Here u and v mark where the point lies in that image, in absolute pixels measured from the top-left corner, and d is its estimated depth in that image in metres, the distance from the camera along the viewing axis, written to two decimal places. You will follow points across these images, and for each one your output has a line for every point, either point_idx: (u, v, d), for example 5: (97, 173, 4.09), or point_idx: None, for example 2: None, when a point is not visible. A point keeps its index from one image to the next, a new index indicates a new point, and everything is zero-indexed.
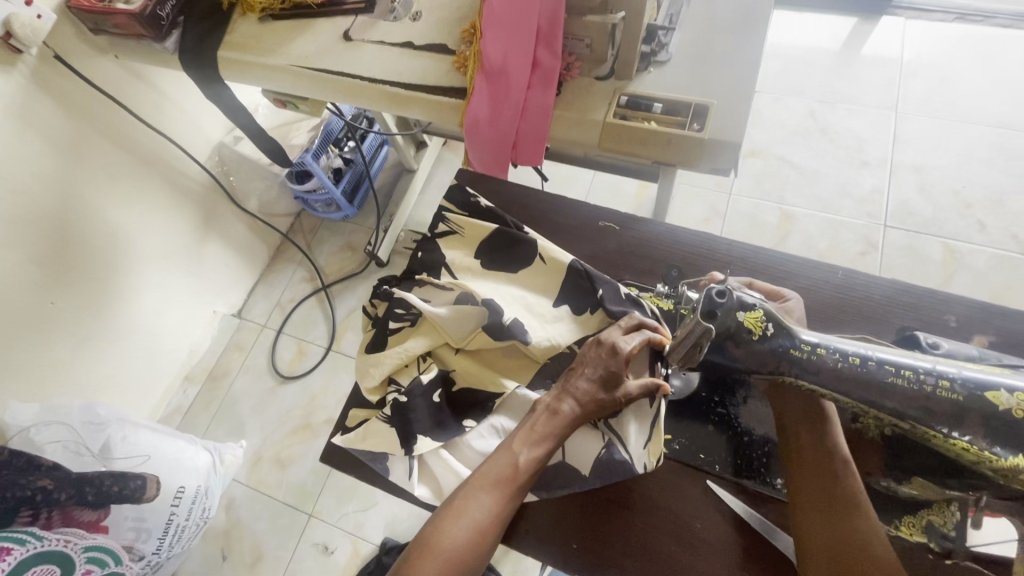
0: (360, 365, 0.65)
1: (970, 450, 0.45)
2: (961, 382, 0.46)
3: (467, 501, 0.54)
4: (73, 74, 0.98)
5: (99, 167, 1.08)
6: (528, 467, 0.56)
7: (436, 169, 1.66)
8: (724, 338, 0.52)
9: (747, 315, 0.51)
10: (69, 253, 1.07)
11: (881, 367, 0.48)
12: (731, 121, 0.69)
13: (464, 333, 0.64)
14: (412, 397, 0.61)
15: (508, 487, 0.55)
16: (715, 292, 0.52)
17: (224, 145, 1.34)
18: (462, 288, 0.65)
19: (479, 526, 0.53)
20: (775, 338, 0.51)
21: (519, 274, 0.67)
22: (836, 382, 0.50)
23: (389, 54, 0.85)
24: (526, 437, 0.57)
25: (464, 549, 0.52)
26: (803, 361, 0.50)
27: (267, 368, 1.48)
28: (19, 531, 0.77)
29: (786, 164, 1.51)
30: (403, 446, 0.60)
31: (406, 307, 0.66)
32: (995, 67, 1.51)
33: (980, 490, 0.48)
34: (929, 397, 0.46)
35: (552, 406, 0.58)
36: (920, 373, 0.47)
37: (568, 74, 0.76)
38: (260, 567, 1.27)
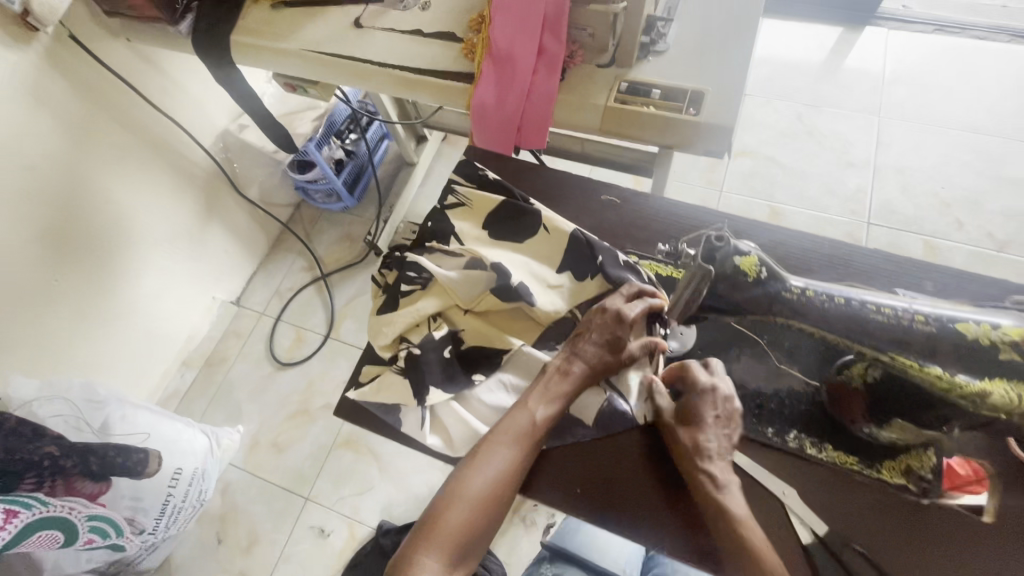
0: (375, 324, 0.69)
1: (945, 378, 0.46)
2: (935, 316, 0.47)
3: (489, 452, 0.58)
4: (86, 54, 1.00)
5: (106, 148, 1.09)
6: (545, 423, 0.60)
7: (435, 162, 1.70)
8: (720, 281, 0.53)
9: (744, 259, 0.52)
10: (73, 232, 1.08)
11: (863, 305, 0.50)
12: (725, 107, 0.74)
13: (472, 296, 0.68)
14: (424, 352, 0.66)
15: (528, 440, 0.59)
16: (714, 239, 0.55)
17: (228, 132, 1.36)
18: (470, 254, 0.69)
19: (502, 475, 0.57)
20: (767, 283, 0.52)
21: (523, 245, 0.70)
22: (823, 321, 0.51)
23: (398, 41, 0.88)
24: (542, 394, 0.61)
25: (489, 495, 0.57)
26: (792, 301, 0.52)
27: (265, 355, 1.49)
28: (25, 495, 0.79)
29: (774, 164, 1.56)
30: (416, 397, 0.65)
31: (417, 271, 0.70)
32: (971, 76, 1.58)
33: (952, 422, 0.49)
34: (907, 329, 0.48)
35: (563, 367, 0.62)
36: (898, 310, 0.49)
37: (571, 61, 0.79)
38: (256, 550, 1.28)
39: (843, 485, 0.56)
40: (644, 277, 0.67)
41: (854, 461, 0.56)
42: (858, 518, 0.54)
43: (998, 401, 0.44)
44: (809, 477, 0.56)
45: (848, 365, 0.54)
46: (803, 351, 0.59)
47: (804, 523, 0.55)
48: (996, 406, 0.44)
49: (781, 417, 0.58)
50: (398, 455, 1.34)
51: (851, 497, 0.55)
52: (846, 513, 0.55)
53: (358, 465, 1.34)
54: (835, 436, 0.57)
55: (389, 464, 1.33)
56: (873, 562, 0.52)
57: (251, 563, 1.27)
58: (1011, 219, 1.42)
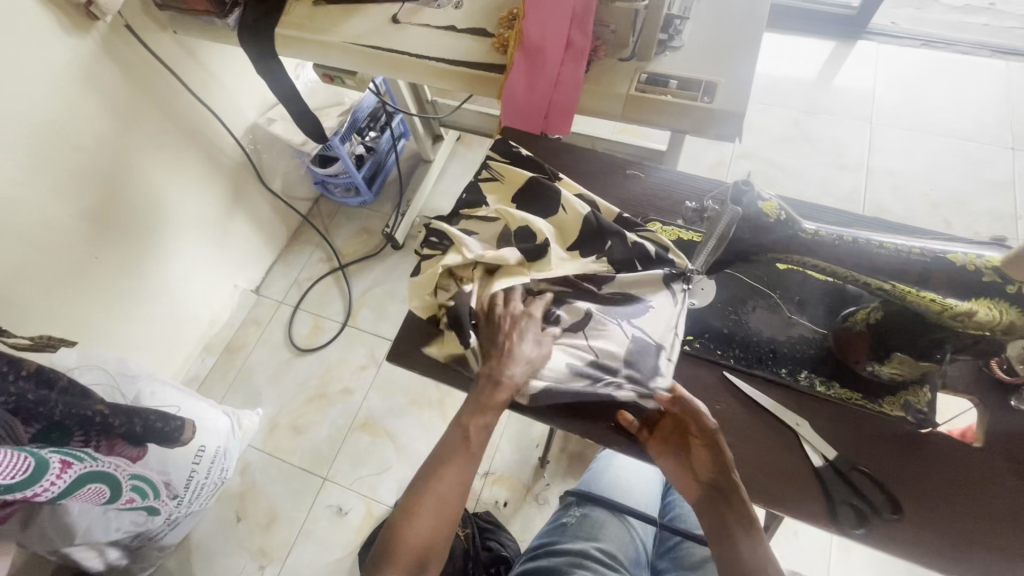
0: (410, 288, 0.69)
1: (938, 301, 0.54)
2: (928, 249, 0.55)
3: (438, 473, 0.61)
4: (138, 44, 1.07)
5: (148, 135, 1.16)
6: (478, 437, 0.62)
7: (450, 161, 1.77)
8: (746, 224, 0.59)
9: (765, 204, 0.59)
10: (116, 212, 1.13)
11: (869, 242, 0.56)
12: (737, 96, 0.81)
13: (503, 251, 0.66)
14: (461, 300, 0.65)
15: (465, 455, 0.61)
16: (741, 185, 0.60)
17: (257, 125, 1.41)
18: (504, 221, 0.70)
19: (455, 489, 0.60)
20: (786, 225, 0.59)
21: (548, 219, 0.70)
22: (834, 256, 0.58)
23: (433, 35, 0.95)
24: (474, 410, 0.62)
25: (444, 514, 0.59)
26: (807, 241, 0.58)
27: (284, 341, 1.54)
28: (78, 449, 0.84)
29: (773, 166, 1.65)
30: (460, 341, 0.65)
31: (441, 236, 0.70)
32: (956, 88, 1.69)
33: (945, 349, 0.57)
34: (905, 259, 0.55)
35: (494, 377, 0.61)
36: (897, 243, 0.56)
37: (595, 55, 0.87)
38: (275, 528, 1.31)
39: (850, 417, 0.62)
40: (652, 252, 0.68)
41: (858, 396, 0.62)
42: (864, 445, 0.60)
43: (979, 316, 0.52)
44: (819, 411, 0.62)
45: (853, 313, 0.62)
46: (811, 302, 0.67)
47: (815, 448, 0.60)
48: (979, 322, 0.52)
49: (793, 359, 0.65)
50: (414, 437, 1.38)
51: (859, 426, 0.61)
52: (852, 440, 0.61)
53: (375, 446, 1.38)
54: (842, 375, 0.63)
55: (406, 446, 1.37)
56: (876, 481, 0.58)
57: (270, 540, 1.30)
58: (996, 219, 1.51)
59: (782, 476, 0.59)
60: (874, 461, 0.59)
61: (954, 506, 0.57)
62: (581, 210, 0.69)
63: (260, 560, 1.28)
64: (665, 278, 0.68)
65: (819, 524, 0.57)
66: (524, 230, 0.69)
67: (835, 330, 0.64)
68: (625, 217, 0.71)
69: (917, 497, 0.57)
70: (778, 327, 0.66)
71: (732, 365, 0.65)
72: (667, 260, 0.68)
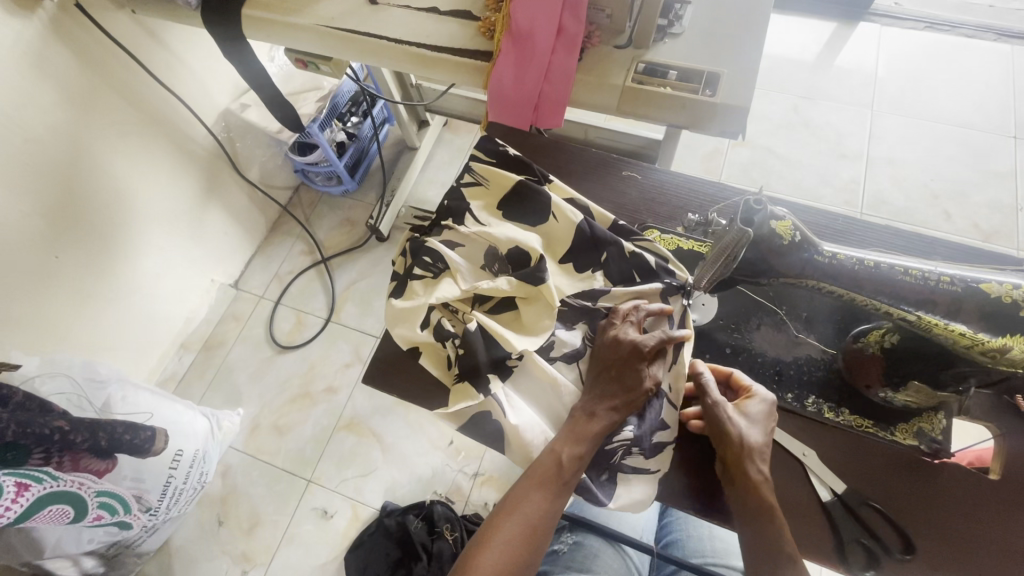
0: (399, 316, 0.62)
1: (966, 336, 0.50)
2: (960, 278, 0.51)
3: (518, 498, 0.55)
4: (92, 25, 0.98)
5: (109, 124, 1.08)
6: (572, 465, 0.55)
7: (436, 148, 1.69)
8: (756, 244, 0.55)
9: (779, 223, 0.54)
10: (76, 209, 1.06)
11: (892, 268, 0.53)
12: (741, 89, 0.75)
13: (502, 282, 0.61)
14: (467, 341, 0.59)
15: (553, 485, 0.55)
16: (752, 201, 0.55)
17: (230, 112, 1.33)
18: (487, 235, 0.64)
19: (531, 521, 0.54)
20: (801, 247, 0.54)
21: (537, 228, 0.65)
22: (852, 282, 0.54)
23: (415, 18, 0.87)
24: (568, 436, 0.56)
25: (519, 546, 0.53)
26: (824, 265, 0.55)
27: (265, 338, 1.48)
28: (35, 470, 0.79)
29: (770, 154, 1.59)
30: (475, 387, 0.58)
31: (434, 256, 0.64)
32: (960, 72, 1.63)
33: (968, 381, 0.54)
34: (933, 289, 0.51)
35: (588, 409, 0.57)
36: (924, 271, 0.52)
37: (589, 42, 0.80)
38: (258, 533, 1.28)
39: (859, 446, 0.59)
40: (652, 263, 0.63)
41: (869, 423, 0.59)
42: (874, 477, 0.58)
43: (1013, 354, 0.49)
44: (828, 438, 0.60)
45: (866, 333, 0.58)
46: (819, 319, 0.63)
47: (823, 481, 0.57)
48: (1012, 359, 0.49)
49: (801, 382, 0.61)
50: (401, 437, 1.35)
51: (869, 456, 0.59)
52: (862, 474, 0.58)
53: (361, 447, 1.34)
54: (851, 400, 0.60)
55: (392, 447, 1.34)
56: (887, 517, 0.56)
57: (253, 544, 1.27)
58: (995, 211, 1.48)
59: (792, 513, 0.56)
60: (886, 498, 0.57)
61: (967, 543, 0.55)
62: (573, 217, 0.64)
63: (243, 564, 1.25)
64: (663, 292, 0.62)
65: (827, 563, 0.56)
66: (515, 252, 0.63)
67: (844, 351, 0.60)
68: (621, 223, 0.66)
69: (929, 535, 0.55)
70: (784, 347, 0.62)
71: None
72: (667, 272, 0.63)
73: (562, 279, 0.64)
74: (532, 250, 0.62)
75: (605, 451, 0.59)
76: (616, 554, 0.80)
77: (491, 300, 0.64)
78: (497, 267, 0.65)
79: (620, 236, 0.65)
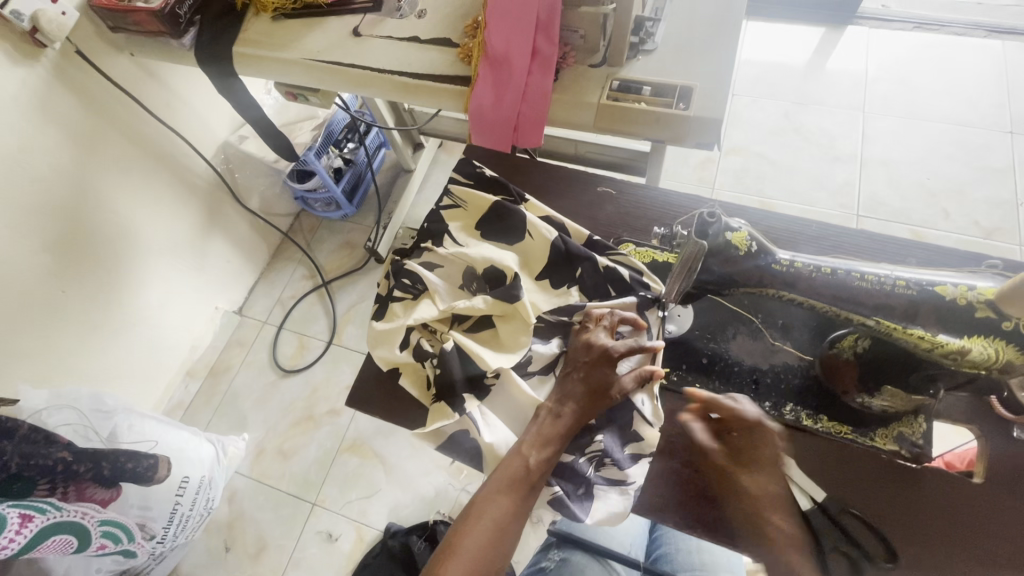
0: (379, 336, 0.64)
1: (926, 338, 0.51)
2: (915, 280, 0.51)
3: (484, 505, 0.56)
4: (93, 69, 1.03)
5: (111, 162, 1.12)
6: (540, 468, 0.56)
7: (432, 169, 1.72)
8: (713, 255, 0.56)
9: (735, 235, 0.55)
10: (79, 244, 1.09)
11: (849, 274, 0.54)
12: (715, 101, 0.77)
13: (478, 301, 0.63)
14: (443, 361, 0.61)
15: (522, 488, 0.56)
16: (707, 216, 0.56)
17: (229, 144, 1.38)
18: (463, 257, 0.66)
19: (498, 526, 0.55)
20: (758, 257, 0.55)
21: (514, 247, 0.68)
22: (810, 290, 0.55)
23: (396, 47, 0.90)
24: (536, 439, 0.58)
25: (487, 549, 0.54)
26: (783, 274, 0.55)
27: (269, 362, 1.50)
28: (40, 500, 0.81)
29: (763, 160, 1.60)
30: (451, 407, 0.60)
31: (413, 278, 0.66)
32: (952, 71, 1.63)
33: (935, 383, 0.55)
34: (890, 293, 0.52)
35: (555, 410, 0.59)
36: (880, 276, 0.52)
37: (564, 63, 0.82)
38: (264, 557, 1.28)
39: (839, 454, 0.59)
40: (626, 276, 0.65)
41: (847, 429, 0.59)
42: (856, 485, 0.57)
43: (972, 354, 0.49)
44: (807, 447, 0.59)
45: (840, 339, 0.58)
46: (796, 326, 0.62)
47: (803, 490, 0.58)
48: (971, 359, 0.50)
49: (778, 390, 0.61)
50: (404, 457, 1.35)
51: (850, 462, 0.58)
52: (844, 482, 0.58)
53: (364, 469, 1.35)
54: (830, 407, 0.60)
55: (396, 467, 1.34)
56: (869, 524, 0.56)
57: (259, 570, 1.27)
58: (996, 207, 1.46)
59: None
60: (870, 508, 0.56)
61: (953, 552, 0.54)
62: (547, 234, 0.66)
63: None
64: (638, 305, 0.64)
65: None
66: (491, 271, 0.65)
67: (820, 358, 0.60)
68: (595, 238, 0.68)
69: (912, 543, 0.55)
70: (760, 355, 0.62)
71: (711, 398, 0.62)
72: (642, 285, 0.66)
73: (538, 295, 0.66)
74: (507, 268, 0.64)
75: (579, 463, 0.60)
76: (602, 567, 0.79)
77: (468, 320, 0.65)
78: (475, 286, 0.67)
79: (593, 252, 0.67)
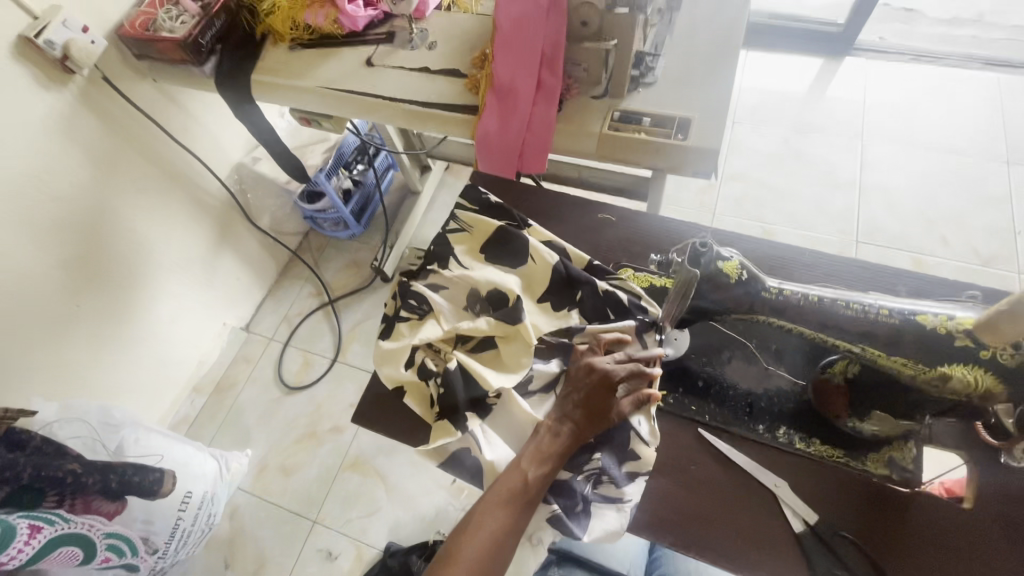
0: (385, 355, 0.66)
1: (909, 366, 0.54)
2: (898, 310, 0.54)
3: (481, 518, 0.57)
4: (117, 94, 1.08)
5: (130, 181, 1.16)
6: (537, 483, 0.58)
7: (438, 191, 1.76)
8: (706, 282, 0.59)
9: (726, 263, 0.59)
10: (95, 260, 1.13)
11: (835, 302, 0.56)
12: (712, 132, 0.80)
13: (481, 322, 0.66)
14: (447, 380, 0.63)
15: (519, 503, 0.57)
16: (699, 245, 0.60)
17: (243, 165, 1.42)
18: (468, 280, 0.69)
19: (495, 539, 0.56)
20: (749, 284, 0.59)
21: (516, 270, 0.70)
22: (798, 317, 0.58)
23: (407, 77, 0.94)
24: (534, 455, 0.59)
25: (482, 561, 0.56)
26: (772, 300, 0.59)
27: (274, 379, 1.52)
28: (49, 512, 0.83)
29: (763, 186, 1.63)
30: (454, 425, 0.62)
31: (420, 299, 0.69)
32: (948, 102, 1.67)
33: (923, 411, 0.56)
34: (874, 321, 0.55)
35: (555, 428, 0.61)
36: (865, 305, 0.55)
37: (568, 94, 0.86)
38: (263, 575, 1.28)
39: (831, 477, 0.60)
40: (625, 300, 0.68)
41: (839, 453, 0.60)
42: (847, 507, 0.59)
43: (955, 383, 0.51)
44: (801, 471, 0.61)
45: (832, 363, 0.59)
46: (787, 352, 0.64)
47: (797, 513, 0.59)
48: (954, 389, 0.52)
49: (771, 414, 0.63)
50: (405, 476, 1.36)
51: (841, 485, 0.60)
52: (835, 504, 0.59)
53: (365, 487, 1.35)
54: (823, 431, 0.62)
55: (397, 485, 1.35)
56: (860, 546, 0.56)
57: None
58: (993, 235, 1.48)
59: (764, 543, 0.58)
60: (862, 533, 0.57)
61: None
62: (550, 259, 0.69)
63: None
64: (637, 328, 0.66)
65: None
66: (495, 293, 0.68)
67: (813, 382, 0.61)
68: (596, 264, 0.71)
69: (904, 569, 0.55)
70: (754, 379, 0.65)
71: (707, 420, 0.64)
72: (639, 308, 0.68)
73: (539, 317, 0.68)
74: (511, 291, 0.67)
75: (576, 480, 0.61)
76: None
77: (471, 341, 0.67)
78: (479, 307, 0.69)
79: (593, 277, 0.70)
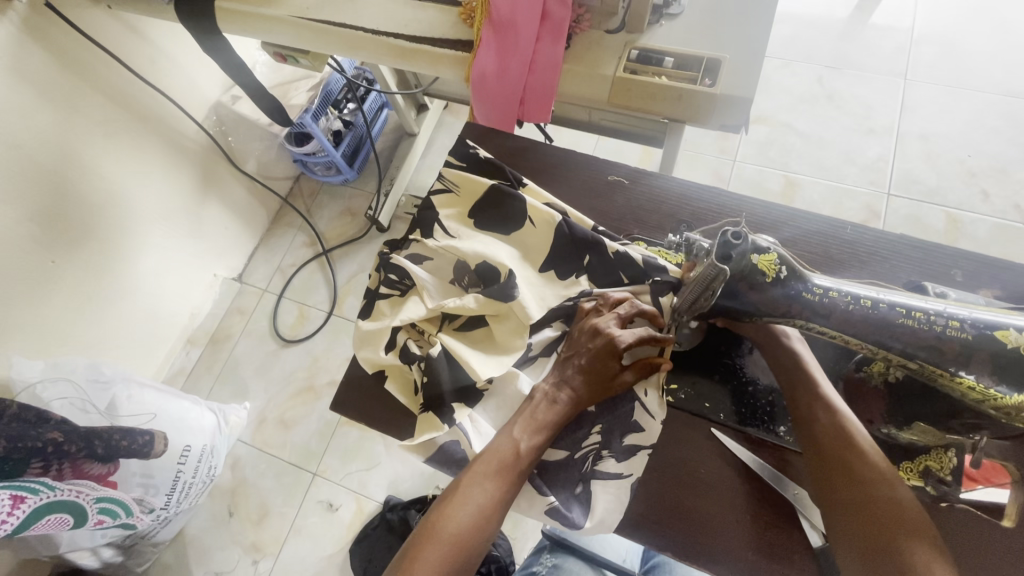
0: (364, 336, 0.61)
1: (976, 388, 0.49)
2: (971, 322, 0.48)
3: (468, 489, 0.52)
4: (67, 25, 0.96)
5: (94, 125, 1.05)
6: (530, 454, 0.54)
7: (437, 132, 1.64)
8: (737, 279, 0.51)
9: (762, 258, 0.50)
10: (66, 214, 1.05)
11: (892, 309, 0.50)
12: (745, 77, 0.68)
13: (468, 301, 0.59)
14: (432, 367, 0.58)
15: (510, 473, 0.53)
16: (731, 235, 0.50)
17: (222, 104, 1.31)
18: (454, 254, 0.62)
19: (481, 512, 0.51)
20: (788, 283, 0.51)
21: (511, 236, 0.64)
22: (844, 323, 0.51)
23: (392, 4, 0.81)
24: (528, 423, 0.55)
25: (467, 537, 0.50)
26: (814, 303, 0.51)
27: (269, 331, 1.48)
28: (32, 482, 0.82)
29: (790, 131, 1.49)
30: (440, 417, 0.57)
31: (400, 274, 0.63)
32: (1007, 34, 1.48)
33: (980, 432, 0.54)
34: (939, 336, 0.49)
35: (552, 395, 0.56)
36: (930, 314, 0.49)
37: (577, 27, 0.73)
38: (266, 523, 1.31)
39: None
40: (640, 261, 0.61)
41: None
42: None
43: None
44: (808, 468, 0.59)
45: (870, 364, 0.60)
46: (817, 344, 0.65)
47: (815, 526, 0.57)
48: None
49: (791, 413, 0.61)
50: None
51: None
52: None
53: (365, 441, 1.35)
54: None
55: None
56: None
57: (263, 535, 1.30)
58: None
59: (772, 550, 0.57)
60: (864, 534, 0.50)
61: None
62: (552, 216, 0.62)
63: (253, 554, 1.28)
64: (653, 290, 0.60)
65: None
66: (484, 268, 0.61)
67: (846, 379, 0.63)
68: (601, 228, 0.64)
69: None
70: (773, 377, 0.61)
71: (722, 417, 0.61)
72: (659, 268, 0.61)
73: (540, 292, 0.62)
74: (501, 264, 0.60)
75: (575, 459, 0.58)
76: None
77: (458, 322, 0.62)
78: (467, 279, 0.63)
79: (599, 236, 0.62)
